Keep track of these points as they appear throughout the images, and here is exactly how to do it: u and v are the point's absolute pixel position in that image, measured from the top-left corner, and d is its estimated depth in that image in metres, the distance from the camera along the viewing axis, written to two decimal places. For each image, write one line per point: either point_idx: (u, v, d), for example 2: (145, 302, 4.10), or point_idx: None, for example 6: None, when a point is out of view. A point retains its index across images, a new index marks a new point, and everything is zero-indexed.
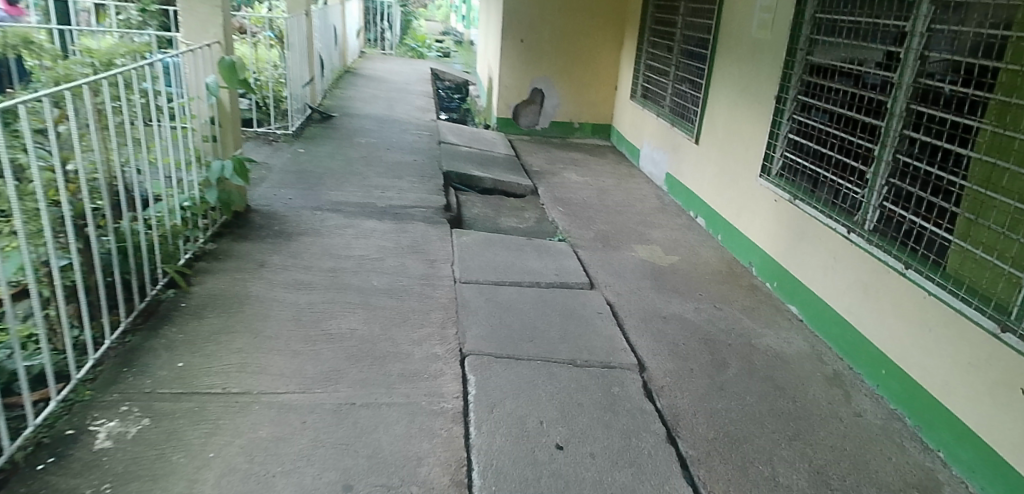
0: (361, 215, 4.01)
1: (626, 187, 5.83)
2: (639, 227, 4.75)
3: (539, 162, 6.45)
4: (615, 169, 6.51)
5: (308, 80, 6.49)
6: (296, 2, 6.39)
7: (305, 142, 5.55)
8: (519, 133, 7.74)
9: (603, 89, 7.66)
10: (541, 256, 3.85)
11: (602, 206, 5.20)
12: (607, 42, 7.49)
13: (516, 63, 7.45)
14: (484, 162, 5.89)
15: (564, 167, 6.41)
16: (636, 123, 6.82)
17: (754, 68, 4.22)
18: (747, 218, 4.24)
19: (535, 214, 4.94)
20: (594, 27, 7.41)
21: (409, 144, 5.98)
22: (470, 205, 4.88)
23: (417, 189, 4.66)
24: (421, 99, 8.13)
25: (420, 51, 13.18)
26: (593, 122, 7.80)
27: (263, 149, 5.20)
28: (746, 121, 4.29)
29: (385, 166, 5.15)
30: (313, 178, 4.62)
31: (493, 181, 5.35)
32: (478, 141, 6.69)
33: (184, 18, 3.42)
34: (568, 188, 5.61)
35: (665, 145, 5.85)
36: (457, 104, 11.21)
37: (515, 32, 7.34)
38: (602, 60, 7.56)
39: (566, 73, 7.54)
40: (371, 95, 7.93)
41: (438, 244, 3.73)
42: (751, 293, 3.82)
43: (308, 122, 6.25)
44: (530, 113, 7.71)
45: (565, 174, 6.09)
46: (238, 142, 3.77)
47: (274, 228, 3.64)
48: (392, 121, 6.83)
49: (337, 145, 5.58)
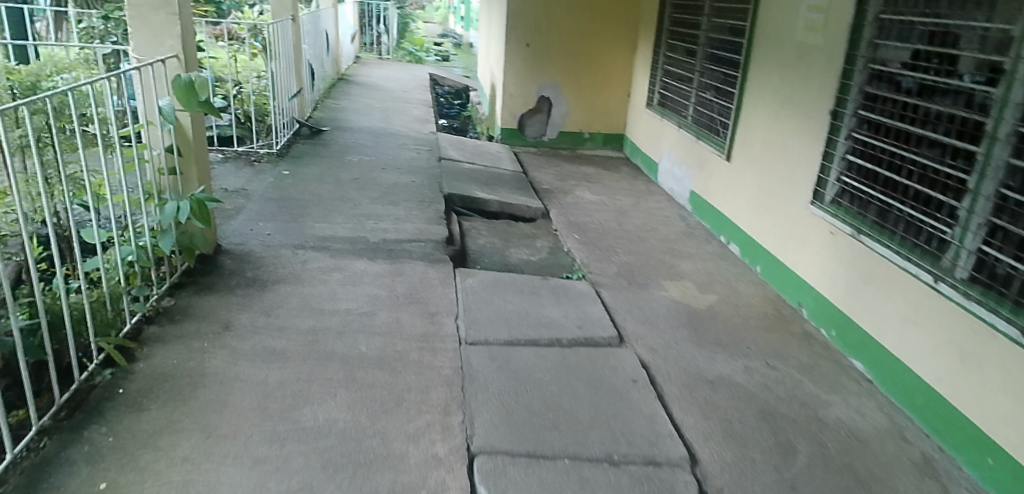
0: (350, 253, 3.48)
1: (647, 207, 5.28)
2: (666, 259, 4.21)
3: (549, 178, 5.91)
4: (632, 186, 5.97)
5: (295, 91, 5.94)
6: (281, 6, 5.87)
7: (292, 162, 5.02)
8: (525, 145, 7.20)
9: (615, 96, 7.11)
10: (558, 300, 3.31)
11: (622, 231, 4.65)
12: (620, 44, 6.94)
13: (521, 69, 6.90)
14: (489, 180, 5.36)
15: (577, 183, 5.87)
16: (651, 134, 6.30)
17: (801, 76, 3.68)
18: (793, 251, 3.71)
19: (547, 243, 4.40)
20: (606, 29, 6.86)
21: (406, 162, 5.45)
22: (475, 233, 4.35)
23: (416, 218, 4.13)
24: (419, 108, 7.60)
25: (419, 55, 12.66)
26: (605, 131, 7.25)
27: (243, 172, 4.68)
28: (791, 139, 3.74)
29: (380, 189, 4.62)
30: (298, 207, 4.09)
31: (500, 204, 4.82)
32: (482, 155, 6.14)
33: (135, 28, 2.87)
34: (584, 210, 5.07)
35: (688, 160, 5.31)
36: (457, 110, 10.70)
37: (519, 36, 6.79)
38: (615, 65, 7.01)
39: (575, 79, 6.99)
40: (366, 105, 7.40)
41: (440, 289, 3.20)
42: (806, 344, 3.29)
43: (296, 138, 5.72)
44: (536, 122, 7.16)
45: (578, 192, 5.55)
46: (206, 176, 3.19)
47: (246, 274, 3.11)
48: (387, 135, 6.29)
49: (328, 164, 5.06)
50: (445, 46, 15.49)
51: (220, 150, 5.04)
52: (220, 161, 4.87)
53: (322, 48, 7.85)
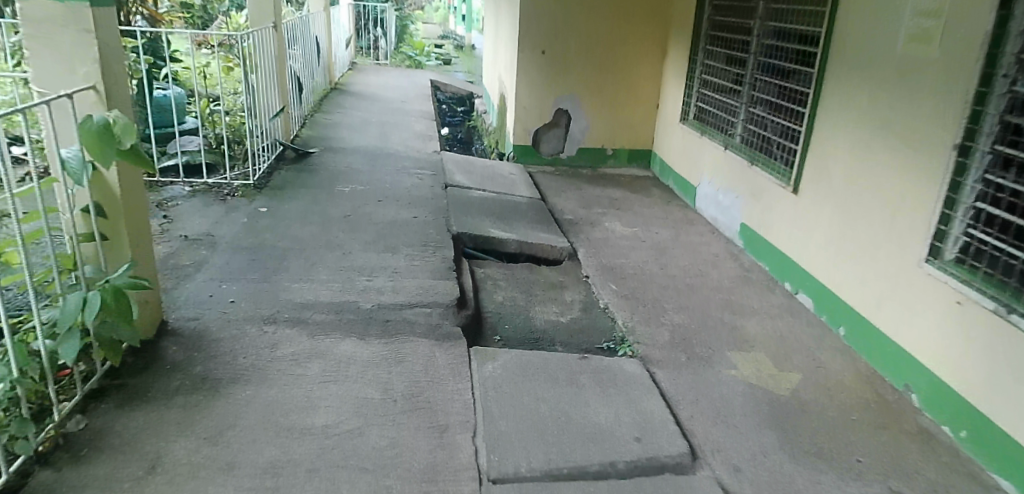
0: (335, 328, 2.71)
1: (690, 244, 4.50)
2: (725, 318, 3.44)
3: (571, 205, 5.15)
4: (668, 213, 5.21)
5: (278, 109, 5.26)
6: (261, 13, 5.11)
7: (273, 195, 4.30)
8: (541, 163, 6.44)
9: (642, 107, 6.34)
10: (605, 390, 2.54)
11: (666, 278, 3.89)
12: (648, 50, 6.16)
13: (536, 79, 6.14)
14: (504, 212, 4.61)
15: (604, 210, 5.11)
16: (687, 150, 5.57)
17: (908, 97, 2.93)
18: (893, 315, 2.95)
19: (577, 296, 3.65)
20: (633, 32, 6.08)
21: (406, 191, 4.69)
22: (490, 286, 3.60)
23: (418, 270, 3.37)
24: (421, 122, 6.86)
25: (418, 59, 11.89)
26: (630, 147, 6.47)
27: (213, 211, 3.95)
28: (893, 173, 3.00)
29: (374, 230, 3.87)
30: (272, 258, 3.34)
31: (518, 243, 4.06)
32: (493, 180, 5.38)
33: (35, 51, 2.11)
34: (617, 247, 4.31)
35: (738, 187, 4.55)
36: (460, 120, 9.96)
37: (535, 42, 6.03)
38: (642, 72, 6.23)
39: (598, 89, 6.23)
40: (362, 120, 6.67)
41: (452, 382, 2.42)
42: (929, 449, 2.52)
43: (278, 164, 5.00)
44: (553, 138, 6.39)
45: (607, 224, 4.78)
46: (147, 236, 2.43)
47: (194, 368, 2.33)
48: (385, 156, 5.54)
49: (314, 198, 4.32)
50: (446, 49, 14.71)
51: (186, 182, 4.31)
52: (186, 196, 4.16)
53: (312, 58, 7.18)
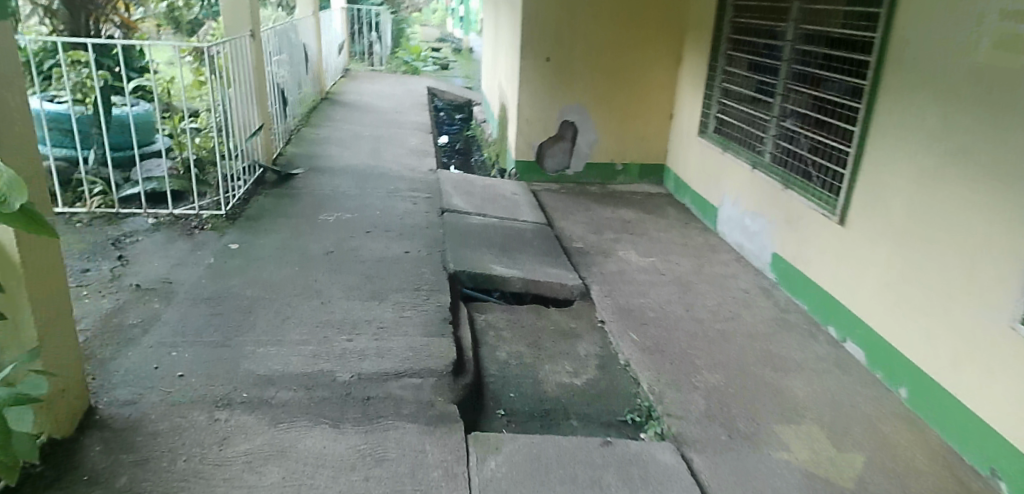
0: (303, 412, 2.22)
1: (715, 279, 4.02)
2: (765, 376, 2.96)
3: (581, 230, 4.66)
4: (688, 238, 4.72)
5: (257, 127, 4.78)
6: (236, 20, 4.61)
7: (247, 228, 3.82)
8: (545, 180, 5.95)
9: (654, 119, 5.85)
10: (635, 492, 2.05)
11: (693, 322, 3.40)
12: (661, 57, 5.68)
13: (540, 89, 5.66)
14: (507, 242, 4.12)
15: (617, 237, 4.62)
16: (704, 167, 5.10)
17: (996, 124, 2.48)
18: (973, 381, 2.51)
19: (592, 347, 3.16)
20: (645, 37, 5.60)
21: (397, 219, 4.21)
22: (491, 338, 3.11)
23: (407, 324, 2.88)
24: (416, 136, 6.37)
25: (415, 65, 11.38)
26: (642, 161, 5.98)
27: (176, 248, 3.48)
28: (975, 213, 2.56)
29: (359, 270, 3.39)
30: (237, 310, 2.85)
31: (523, 282, 3.57)
32: (494, 202, 4.89)
33: None
34: (635, 283, 3.82)
35: (768, 213, 4.08)
36: (459, 130, 9.50)
37: (539, 49, 5.54)
38: (654, 81, 5.74)
39: (606, 99, 5.75)
40: (353, 134, 6.19)
41: (444, 490, 1.94)
42: None
43: (257, 188, 4.52)
44: (558, 152, 5.89)
45: (621, 254, 4.30)
46: (66, 307, 1.96)
47: (118, 481, 1.86)
48: (376, 176, 5.06)
49: (293, 232, 3.84)
50: (445, 53, 14.19)
51: (150, 212, 3.81)
52: (149, 229, 3.67)
53: (298, 67, 6.70)
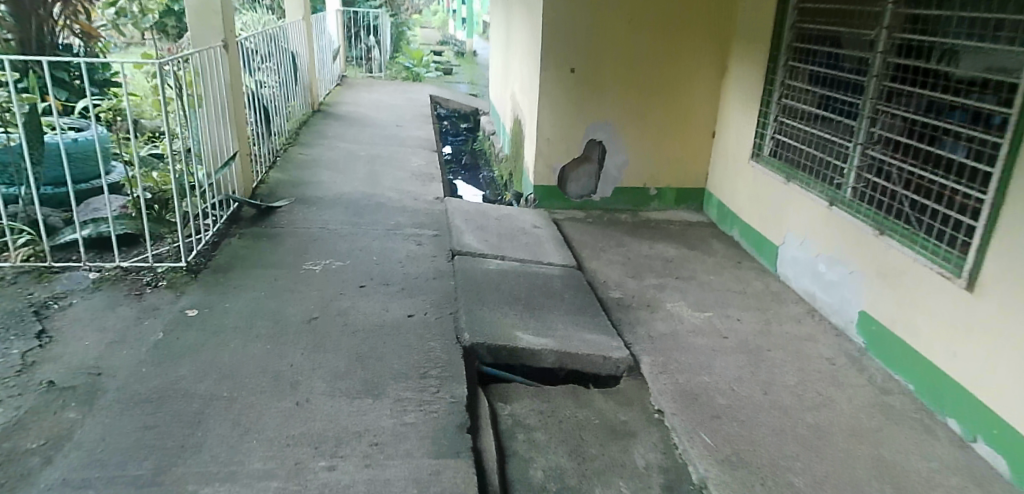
0: None
1: (787, 344, 3.27)
2: None
3: (616, 276, 3.92)
4: (744, 283, 3.98)
5: (232, 153, 4.06)
6: (205, 30, 3.89)
7: (212, 283, 3.09)
8: (568, 207, 5.21)
9: (693, 137, 5.12)
10: None
11: (777, 412, 2.65)
12: (703, 67, 4.94)
13: (563, 105, 4.92)
14: (532, 296, 3.37)
15: (660, 284, 3.88)
16: (759, 197, 4.40)
17: None
18: None
19: (652, 453, 2.42)
20: (685, 44, 4.87)
21: (397, 267, 3.48)
22: (520, 445, 2.37)
23: (410, 437, 2.13)
24: (419, 156, 5.63)
25: (416, 71, 10.61)
26: (678, 185, 5.25)
27: (117, 316, 2.75)
28: None
29: (349, 345, 2.65)
30: (180, 421, 2.11)
31: (556, 357, 2.82)
32: (512, 240, 4.15)
33: None
34: (693, 352, 3.07)
35: (855, 261, 3.36)
36: (465, 142, 8.79)
37: (563, 59, 4.81)
38: (695, 94, 5.00)
39: (638, 116, 5.01)
40: (347, 154, 5.46)
41: None
42: None
43: (229, 226, 3.83)
44: (582, 176, 5.15)
45: (669, 307, 3.55)
46: None
47: None
48: (372, 208, 4.33)
49: (268, 287, 3.11)
50: (447, 56, 13.41)
51: (91, 265, 3.11)
52: (87, 289, 2.95)
53: (287, 78, 5.98)
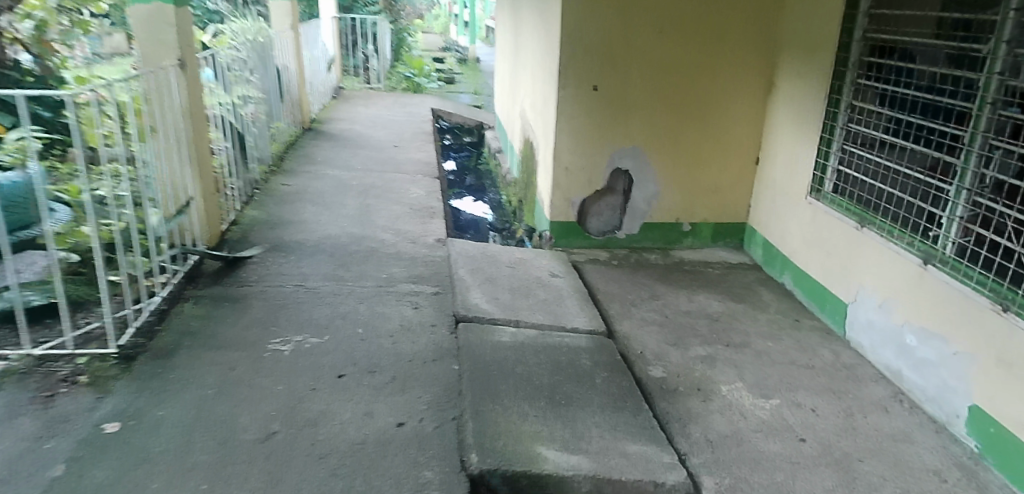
0: None
1: (880, 450, 2.58)
2: None
3: (654, 345, 3.23)
4: (809, 354, 3.29)
5: (192, 193, 3.39)
6: (156, 48, 3.23)
7: (147, 378, 2.41)
8: (588, 246, 4.52)
9: (733, 165, 4.42)
10: None
11: None
12: (746, 82, 4.24)
13: (584, 128, 4.23)
14: (556, 381, 2.68)
15: (708, 356, 3.19)
16: (816, 240, 3.68)
17: None
18: None
19: None
20: (726, 55, 4.17)
21: (388, 343, 2.80)
22: None
23: None
24: (417, 185, 4.95)
25: (418, 81, 9.95)
26: (715, 220, 4.55)
27: (10, 435, 2.08)
28: None
29: (315, 483, 1.98)
30: None
31: (593, 485, 2.13)
32: (528, 296, 3.47)
33: None
34: (765, 469, 2.39)
35: (960, 340, 2.67)
36: (469, 158, 8.13)
37: (585, 74, 4.11)
38: (736, 114, 4.30)
39: (671, 141, 4.32)
40: (336, 184, 4.79)
41: None
42: None
43: (187, 284, 3.11)
44: (605, 209, 4.46)
45: (725, 393, 2.86)
46: None
47: None
48: (361, 256, 3.65)
49: (220, 383, 2.43)
50: (450, 64, 12.77)
51: None
52: None
53: (271, 94, 5.28)
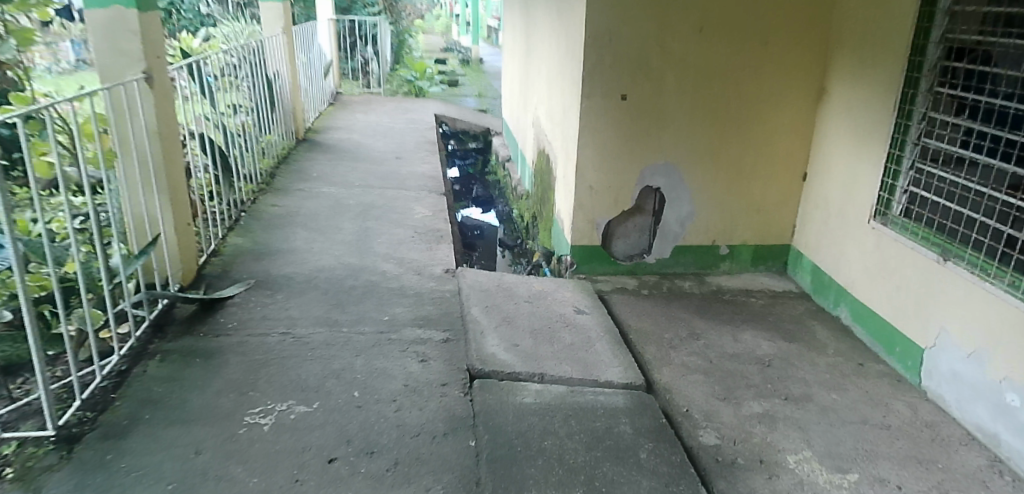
0: None
1: None
2: None
3: (702, 402, 2.76)
4: (883, 410, 2.81)
5: (164, 225, 2.93)
6: (112, 64, 2.76)
7: (91, 470, 1.97)
8: (613, 272, 4.04)
9: (777, 181, 3.94)
10: None
11: None
12: (793, 89, 3.77)
13: (611, 142, 3.76)
14: (593, 459, 2.21)
15: (766, 414, 2.71)
16: (881, 271, 3.21)
17: None
18: None
19: None
20: (771, 60, 3.70)
21: (389, 411, 2.34)
22: None
23: None
24: (421, 203, 4.48)
25: (420, 84, 9.49)
26: (757, 242, 4.07)
27: None
28: None
29: None
30: None
31: None
32: (552, 339, 3.00)
33: None
34: None
35: None
36: (475, 166, 7.68)
37: (613, 81, 3.64)
38: (780, 125, 3.82)
39: (708, 156, 3.85)
40: (332, 204, 4.33)
41: None
42: None
43: (154, 336, 2.67)
44: (632, 231, 3.99)
45: (793, 467, 2.39)
46: None
47: None
48: (359, 293, 3.19)
49: (183, 474, 1.98)
50: (453, 65, 12.33)
51: None
52: None
53: (261, 104, 4.79)
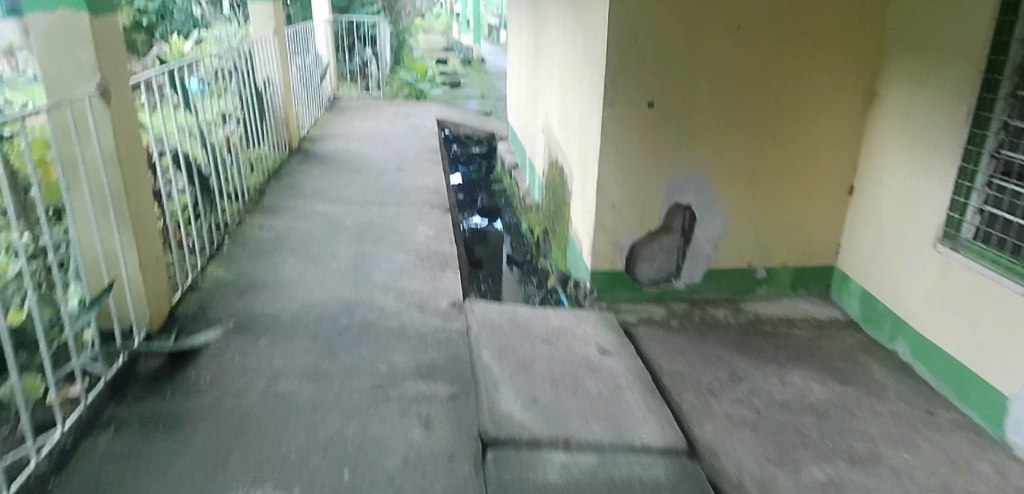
0: None
1: None
2: None
3: (754, 467, 2.36)
4: (966, 474, 2.39)
5: (127, 262, 2.54)
6: (60, 78, 2.37)
7: None
8: (637, 298, 3.63)
9: (821, 196, 3.53)
10: None
11: None
12: (840, 93, 3.35)
13: (634, 155, 3.35)
14: None
15: (831, 483, 2.30)
16: (950, 302, 2.79)
17: None
18: None
19: None
20: (816, 60, 3.27)
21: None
22: None
23: None
24: (423, 222, 4.08)
25: (421, 86, 9.09)
26: (797, 264, 3.66)
27: None
28: None
29: None
30: None
31: None
32: (575, 390, 2.60)
33: None
34: None
35: None
36: (479, 172, 7.28)
37: (638, 87, 3.22)
38: (824, 133, 3.40)
39: (744, 168, 3.43)
40: (325, 224, 3.93)
41: None
42: None
43: (111, 402, 2.26)
44: (658, 253, 3.57)
45: None
46: None
47: None
48: (354, 335, 2.79)
49: None
50: (454, 65, 11.93)
51: None
52: None
53: (250, 113, 4.38)
